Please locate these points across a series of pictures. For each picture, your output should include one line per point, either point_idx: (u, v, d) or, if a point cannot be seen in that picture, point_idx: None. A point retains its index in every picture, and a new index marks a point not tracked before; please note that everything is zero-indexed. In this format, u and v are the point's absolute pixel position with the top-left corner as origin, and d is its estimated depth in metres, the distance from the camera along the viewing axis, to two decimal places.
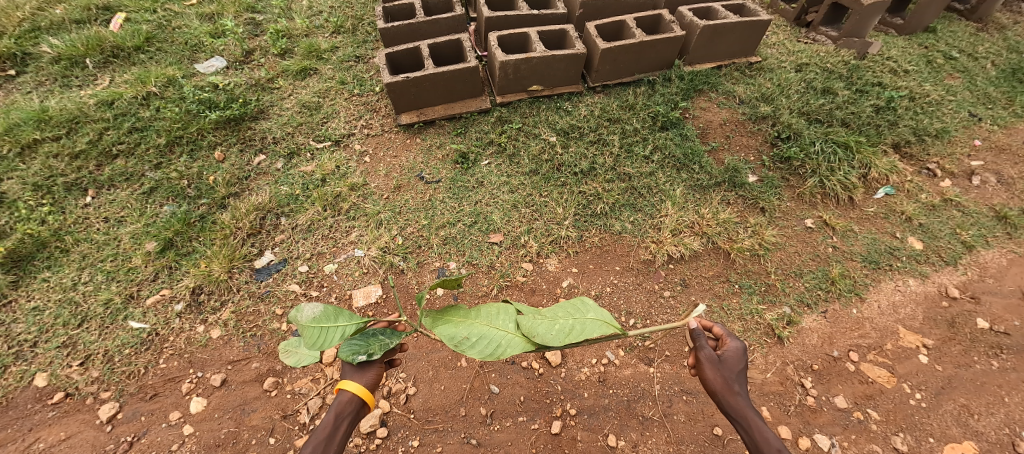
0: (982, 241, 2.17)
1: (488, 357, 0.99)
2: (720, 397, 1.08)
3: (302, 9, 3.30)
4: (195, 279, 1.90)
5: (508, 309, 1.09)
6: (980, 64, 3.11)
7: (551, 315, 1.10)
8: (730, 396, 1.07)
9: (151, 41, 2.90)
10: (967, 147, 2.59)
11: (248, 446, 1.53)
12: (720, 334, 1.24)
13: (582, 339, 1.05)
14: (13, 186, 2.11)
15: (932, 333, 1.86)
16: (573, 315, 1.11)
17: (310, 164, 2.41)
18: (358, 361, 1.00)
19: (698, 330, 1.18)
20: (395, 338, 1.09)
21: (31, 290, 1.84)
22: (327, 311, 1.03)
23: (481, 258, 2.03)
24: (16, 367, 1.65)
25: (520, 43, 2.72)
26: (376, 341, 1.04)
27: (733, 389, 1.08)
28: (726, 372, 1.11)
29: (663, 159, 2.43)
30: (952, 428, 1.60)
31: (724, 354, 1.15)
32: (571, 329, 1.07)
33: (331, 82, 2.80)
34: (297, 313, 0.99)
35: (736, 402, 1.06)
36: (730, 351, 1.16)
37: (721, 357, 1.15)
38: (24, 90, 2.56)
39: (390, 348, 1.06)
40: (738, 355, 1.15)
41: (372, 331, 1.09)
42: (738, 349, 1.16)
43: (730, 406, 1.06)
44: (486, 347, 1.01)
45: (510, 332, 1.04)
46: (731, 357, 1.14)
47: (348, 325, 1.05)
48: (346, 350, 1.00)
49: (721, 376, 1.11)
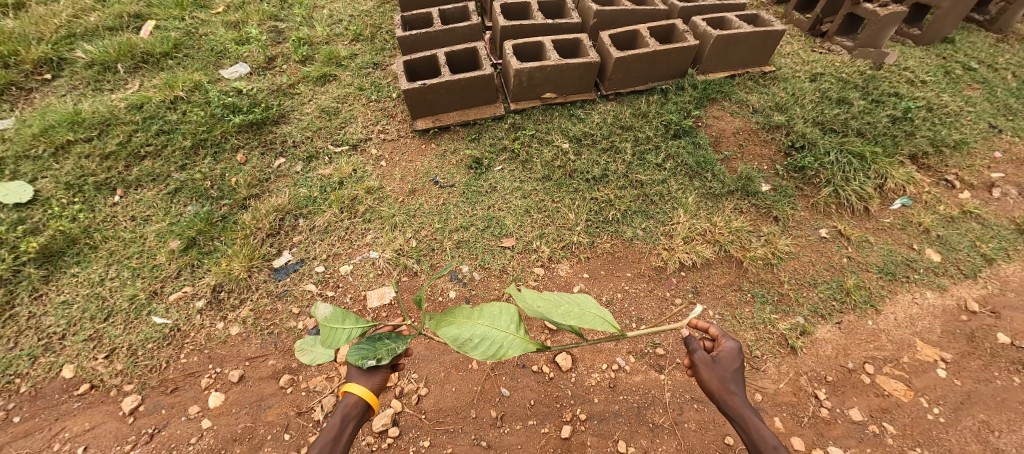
0: (1003, 255, 2.12)
1: (491, 357, 1.04)
2: (717, 397, 1.12)
3: (323, 18, 3.40)
4: (216, 277, 1.95)
5: (510, 308, 1.10)
6: (1001, 75, 3.07)
7: (553, 297, 1.09)
8: (726, 395, 1.11)
9: (179, 48, 3.02)
10: (986, 158, 2.55)
11: (263, 442, 1.56)
12: (715, 334, 1.24)
13: (579, 327, 1.05)
14: (47, 185, 2.20)
15: (950, 346, 1.83)
16: (575, 306, 1.10)
17: (329, 167, 2.47)
18: (367, 365, 1.06)
19: (690, 336, 1.19)
20: (400, 343, 1.12)
21: (62, 285, 1.91)
22: (333, 312, 1.08)
23: (493, 261, 2.06)
24: (45, 358, 1.71)
25: (535, 51, 2.77)
26: (383, 345, 1.08)
27: (729, 390, 1.11)
28: (720, 372, 1.15)
29: (675, 166, 2.45)
30: (971, 444, 1.56)
31: (717, 354, 1.18)
32: (573, 317, 1.07)
33: (350, 88, 2.88)
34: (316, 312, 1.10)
35: (732, 401, 1.10)
36: (724, 351, 1.18)
37: (714, 358, 1.18)
38: (59, 93, 2.67)
39: (396, 353, 1.09)
40: (733, 355, 1.17)
41: (378, 335, 1.13)
42: (732, 350, 1.18)
43: (726, 405, 1.11)
44: (489, 348, 1.05)
45: (511, 332, 1.08)
46: (725, 357, 1.17)
47: (353, 328, 1.08)
48: (354, 355, 1.05)
49: (717, 376, 1.14)
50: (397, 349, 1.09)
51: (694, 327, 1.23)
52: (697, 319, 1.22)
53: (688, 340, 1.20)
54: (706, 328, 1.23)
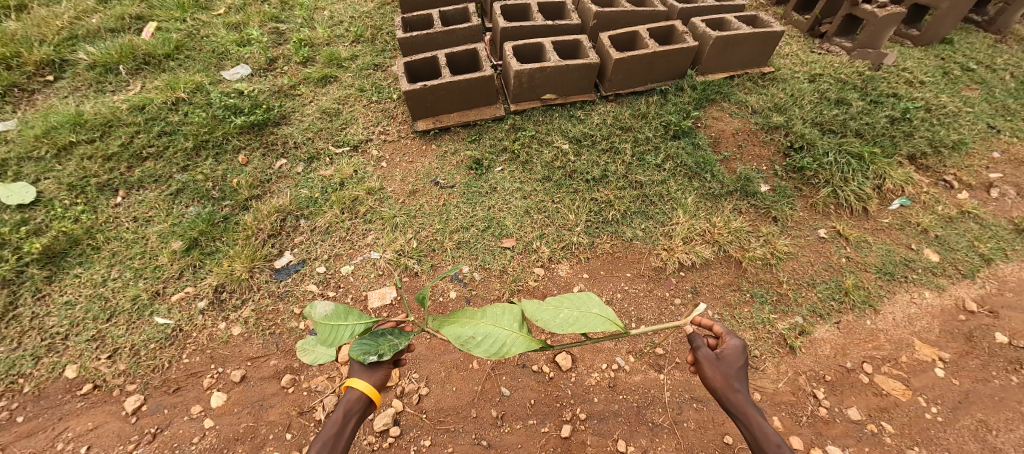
0: (1001, 255, 2.13)
1: (493, 356, 1.04)
2: (721, 395, 1.12)
3: (324, 19, 3.41)
4: (218, 278, 1.96)
5: (513, 309, 1.12)
6: (999, 76, 3.08)
7: (555, 304, 1.13)
8: (730, 392, 1.11)
9: (180, 49, 3.03)
10: (984, 159, 2.56)
11: (265, 441, 1.57)
12: (720, 332, 1.24)
13: (580, 331, 1.07)
14: (49, 186, 2.21)
15: (948, 346, 1.84)
16: (577, 308, 1.12)
17: (330, 168, 2.48)
18: (369, 360, 1.06)
19: (694, 333, 1.20)
20: (402, 339, 1.13)
21: (64, 285, 1.92)
22: (336, 308, 1.06)
23: (494, 262, 2.07)
24: (48, 358, 1.72)
25: (535, 52, 2.78)
26: (386, 341, 1.09)
27: (734, 387, 1.12)
28: (725, 369, 1.15)
29: (675, 167, 2.46)
30: (969, 443, 1.57)
31: (722, 352, 1.18)
32: (575, 320, 1.10)
33: (350, 89, 2.89)
34: (311, 310, 1.02)
35: (737, 398, 1.10)
36: (729, 349, 1.18)
37: (719, 355, 1.18)
38: (61, 95, 2.69)
39: (398, 349, 1.10)
40: (737, 353, 1.17)
41: (381, 331, 1.14)
42: (737, 347, 1.18)
43: (731, 403, 1.11)
44: (492, 346, 1.05)
45: (515, 331, 1.08)
46: (730, 354, 1.17)
47: (356, 324, 1.08)
48: (357, 350, 1.05)
49: (721, 374, 1.14)
50: (400, 345, 1.10)
51: (699, 325, 1.24)
52: (701, 316, 1.22)
53: (693, 337, 1.21)
54: (710, 325, 1.24)
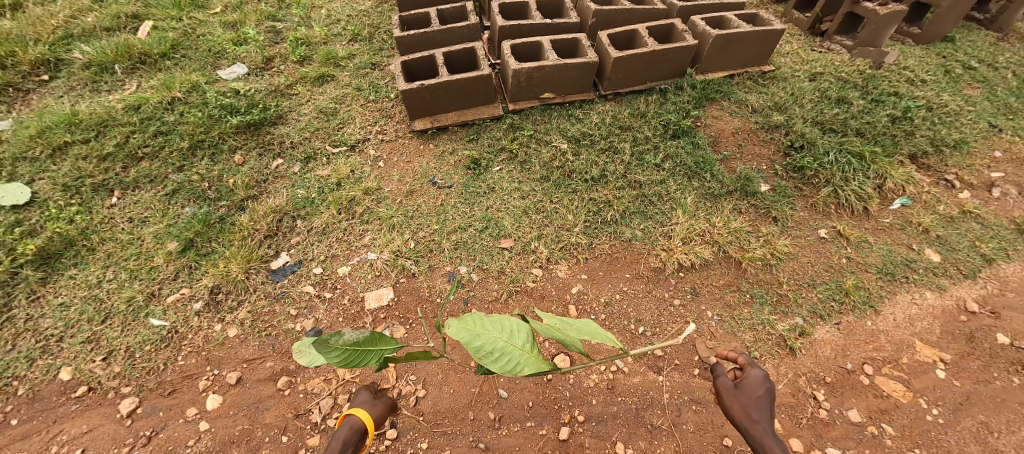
0: (1003, 255, 2.11)
1: (508, 373, 1.06)
2: (738, 423, 1.12)
3: (321, 18, 3.39)
4: (214, 279, 1.95)
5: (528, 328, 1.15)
6: (1001, 74, 3.05)
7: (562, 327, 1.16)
8: (748, 421, 1.11)
9: (177, 48, 3.01)
10: (986, 158, 2.54)
11: (261, 444, 1.56)
12: (743, 362, 1.26)
13: None
14: (44, 186, 2.20)
15: (949, 347, 1.83)
16: None
17: (326, 168, 2.46)
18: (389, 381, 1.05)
19: (715, 364, 1.26)
20: None
21: (59, 287, 1.91)
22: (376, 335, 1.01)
23: (492, 263, 2.05)
24: (43, 360, 1.71)
25: (533, 51, 2.76)
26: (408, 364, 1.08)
27: (751, 417, 1.11)
28: (743, 398, 1.15)
29: (674, 167, 2.44)
30: (970, 446, 1.56)
31: (742, 381, 1.19)
32: None
33: (348, 88, 2.87)
34: (340, 338, 0.93)
35: (754, 429, 1.09)
36: (750, 378, 1.19)
37: (739, 385, 1.19)
38: (56, 94, 2.67)
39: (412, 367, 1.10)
40: (759, 381, 1.17)
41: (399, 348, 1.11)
42: (758, 376, 1.18)
43: (749, 432, 1.10)
44: (508, 363, 1.07)
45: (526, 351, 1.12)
46: (750, 383, 1.17)
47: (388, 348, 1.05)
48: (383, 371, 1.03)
49: (738, 402, 1.15)
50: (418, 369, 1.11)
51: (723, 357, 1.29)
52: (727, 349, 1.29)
53: (714, 368, 1.25)
54: (734, 356, 1.27)
